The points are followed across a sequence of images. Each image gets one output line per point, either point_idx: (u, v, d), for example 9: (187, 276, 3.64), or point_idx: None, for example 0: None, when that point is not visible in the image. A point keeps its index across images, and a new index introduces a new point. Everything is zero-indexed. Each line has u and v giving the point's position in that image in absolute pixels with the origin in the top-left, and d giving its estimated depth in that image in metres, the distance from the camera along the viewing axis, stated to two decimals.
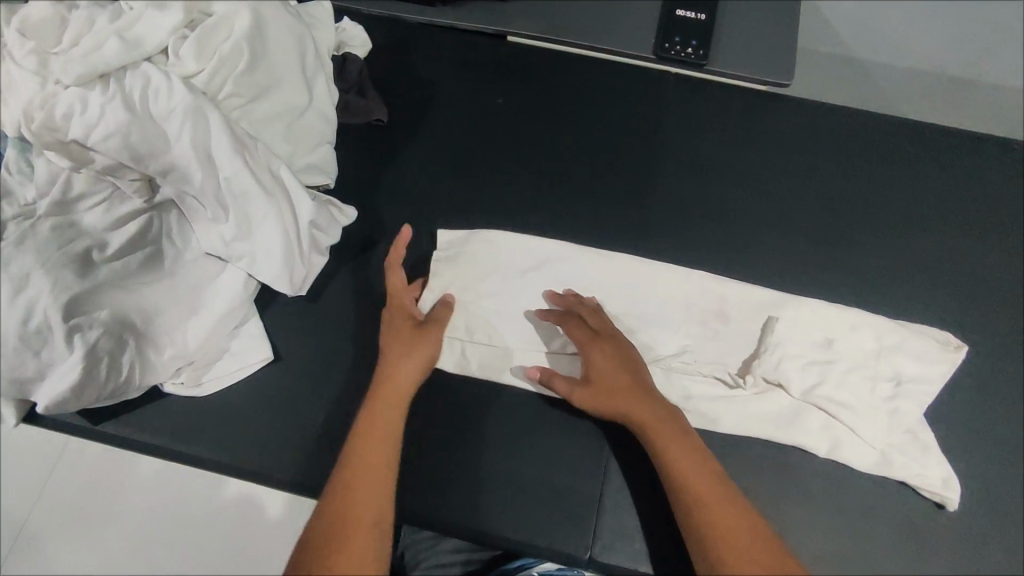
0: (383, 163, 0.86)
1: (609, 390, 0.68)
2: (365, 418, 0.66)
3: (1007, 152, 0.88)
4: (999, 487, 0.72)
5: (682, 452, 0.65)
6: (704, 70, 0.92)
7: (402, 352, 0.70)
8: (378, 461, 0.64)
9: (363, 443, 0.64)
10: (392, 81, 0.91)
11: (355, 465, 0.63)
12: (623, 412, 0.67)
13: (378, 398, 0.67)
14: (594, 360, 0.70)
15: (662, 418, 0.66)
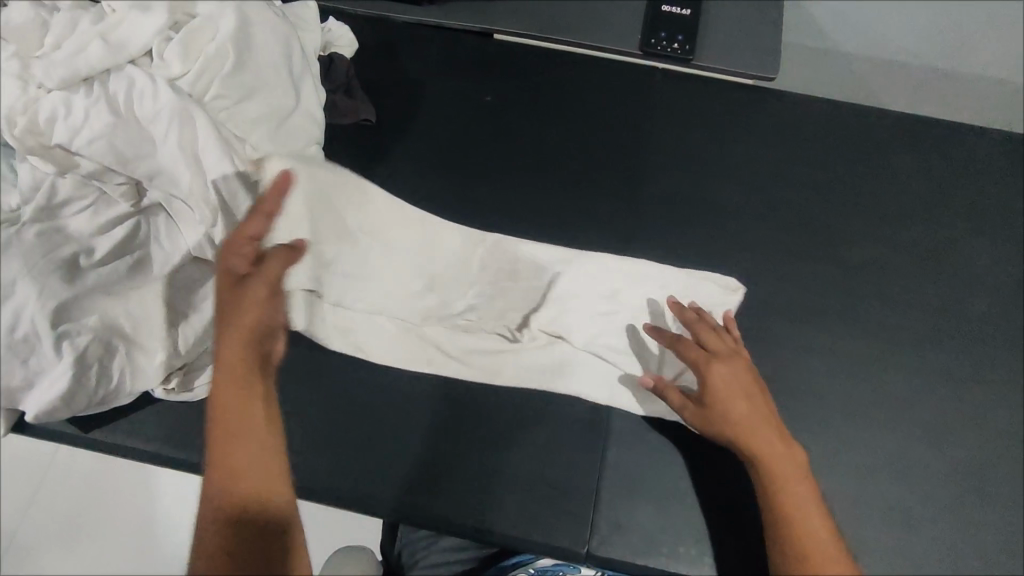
0: (372, 164, 0.85)
1: (728, 413, 0.67)
2: (213, 399, 0.61)
3: (990, 141, 0.89)
4: (994, 468, 0.73)
5: (793, 483, 0.64)
6: (690, 65, 0.92)
7: (234, 324, 0.61)
8: (241, 445, 0.61)
9: (220, 428, 0.61)
10: (379, 81, 0.90)
11: (220, 451, 0.60)
12: (731, 429, 0.66)
13: (224, 377, 0.61)
14: (715, 381, 0.68)
15: (778, 448, 0.65)
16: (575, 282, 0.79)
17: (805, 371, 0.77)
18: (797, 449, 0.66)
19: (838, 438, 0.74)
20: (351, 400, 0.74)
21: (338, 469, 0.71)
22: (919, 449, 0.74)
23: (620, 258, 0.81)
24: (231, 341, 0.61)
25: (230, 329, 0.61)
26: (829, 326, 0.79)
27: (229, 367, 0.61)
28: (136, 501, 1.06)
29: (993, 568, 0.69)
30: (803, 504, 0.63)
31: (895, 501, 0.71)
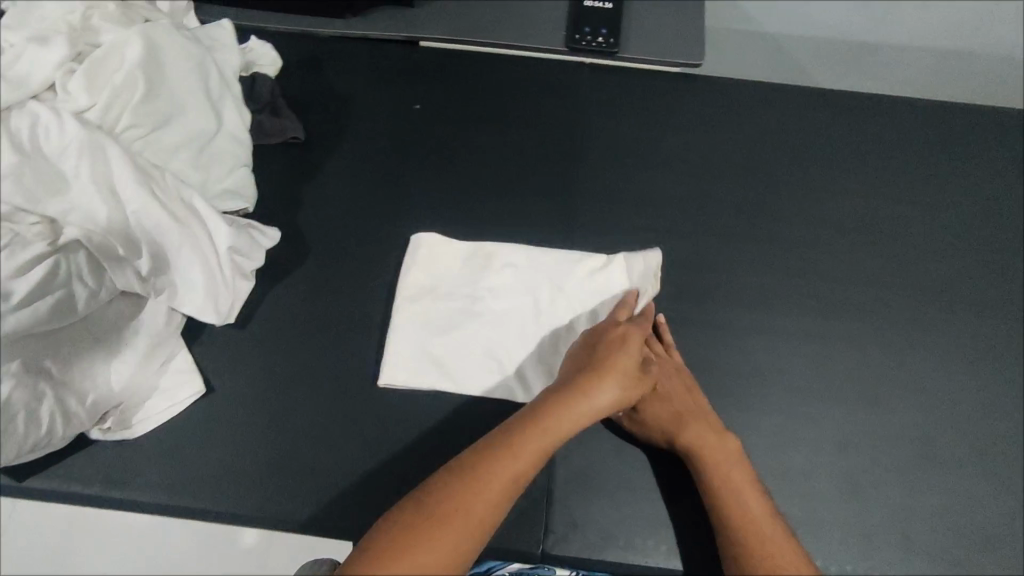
0: (304, 182, 0.85)
1: (655, 412, 0.69)
2: (536, 416, 0.63)
3: (911, 111, 0.92)
4: (935, 430, 0.75)
5: (730, 471, 0.65)
6: (616, 57, 0.92)
7: (618, 377, 0.67)
8: (516, 463, 0.60)
9: (514, 441, 0.61)
10: (306, 98, 0.90)
11: (485, 456, 0.60)
12: (671, 432, 0.68)
13: (561, 408, 0.64)
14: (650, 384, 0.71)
15: (710, 440, 0.67)
16: (519, 280, 0.79)
17: (748, 352, 0.77)
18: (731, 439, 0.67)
19: (785, 414, 0.75)
20: (297, 422, 0.73)
21: (287, 493, 0.71)
22: (863, 419, 0.75)
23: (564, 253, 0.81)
24: (605, 391, 0.66)
25: (612, 378, 0.67)
26: (768, 305, 0.80)
27: (564, 396, 0.65)
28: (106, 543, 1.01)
29: (944, 529, 0.71)
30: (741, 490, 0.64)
31: (842, 471, 0.72)
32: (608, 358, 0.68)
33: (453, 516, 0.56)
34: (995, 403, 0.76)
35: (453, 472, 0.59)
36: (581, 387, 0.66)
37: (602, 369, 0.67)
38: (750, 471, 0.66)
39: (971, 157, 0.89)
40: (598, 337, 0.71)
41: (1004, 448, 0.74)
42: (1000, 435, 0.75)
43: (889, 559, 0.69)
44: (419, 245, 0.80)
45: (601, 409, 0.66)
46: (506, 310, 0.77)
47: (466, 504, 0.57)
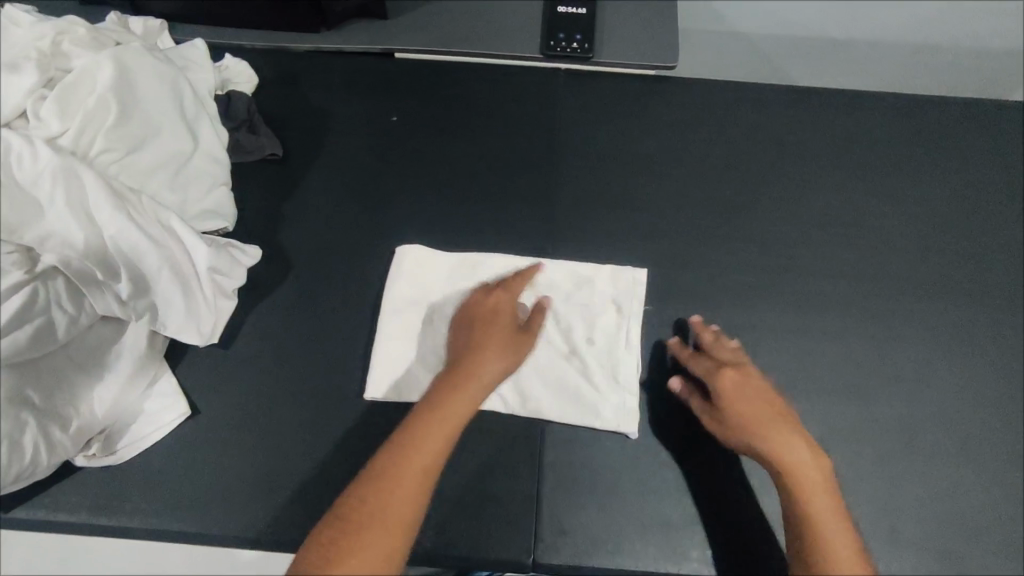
0: (284, 198, 0.85)
1: (741, 419, 0.68)
2: (426, 405, 0.65)
3: (884, 106, 0.92)
4: (919, 421, 0.75)
5: (812, 484, 0.65)
6: (591, 62, 0.93)
7: (499, 347, 0.70)
8: (418, 458, 0.62)
9: (412, 438, 0.63)
10: (282, 114, 0.90)
11: (386, 460, 0.62)
12: (755, 441, 0.67)
13: (454, 395, 0.66)
14: (729, 391, 0.70)
15: (789, 450, 0.66)
16: None
17: None
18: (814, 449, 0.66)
19: None
20: (285, 441, 0.73)
21: (277, 512, 0.71)
22: (847, 414, 0.75)
23: (546, 259, 0.81)
24: (492, 365, 0.68)
25: (490, 350, 0.69)
26: (749, 304, 0.80)
27: (453, 384, 0.66)
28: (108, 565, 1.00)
29: (933, 519, 0.71)
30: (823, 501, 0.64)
31: (829, 467, 0.73)
32: (489, 333, 0.70)
33: (372, 512, 0.59)
34: (976, 392, 0.77)
35: (365, 476, 0.61)
36: (466, 362, 0.68)
37: (481, 345, 0.69)
38: (829, 480, 0.65)
39: (945, 149, 0.90)
40: (472, 315, 0.73)
41: (986, 436, 0.75)
42: (983, 424, 0.76)
43: (878, 552, 0.70)
44: (401, 259, 0.81)
45: (492, 381, 0.68)
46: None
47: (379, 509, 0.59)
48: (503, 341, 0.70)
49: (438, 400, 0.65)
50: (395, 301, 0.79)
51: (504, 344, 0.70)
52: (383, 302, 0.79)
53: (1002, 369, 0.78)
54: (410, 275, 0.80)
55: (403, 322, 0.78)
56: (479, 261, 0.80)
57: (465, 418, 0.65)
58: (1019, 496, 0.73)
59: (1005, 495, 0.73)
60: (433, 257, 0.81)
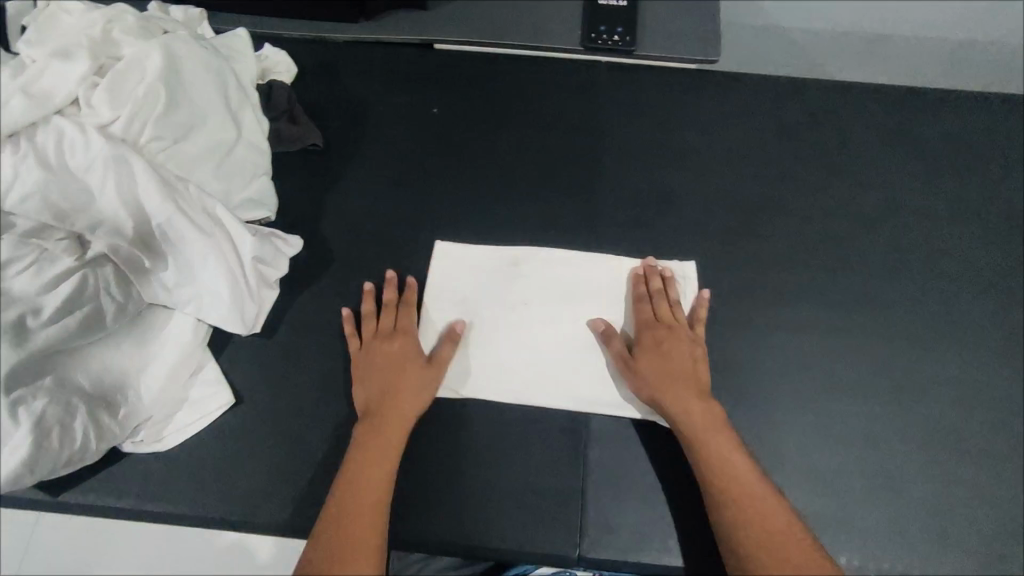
0: (324, 188, 0.85)
1: (655, 369, 0.70)
2: (356, 448, 0.67)
3: (933, 102, 0.90)
4: (968, 424, 0.74)
5: (707, 438, 0.67)
6: (633, 55, 0.92)
7: (407, 384, 0.70)
8: (369, 497, 0.65)
9: (356, 483, 0.65)
10: (322, 104, 0.90)
11: (335, 510, 0.64)
12: (658, 390, 0.69)
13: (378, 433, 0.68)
14: (648, 343, 0.72)
15: (687, 404, 0.68)
16: (547, 283, 0.79)
17: (775, 350, 0.77)
18: (712, 417, 0.68)
19: (815, 412, 0.74)
20: (327, 431, 0.74)
21: (320, 502, 0.71)
22: (894, 415, 0.74)
23: (589, 254, 0.81)
24: (406, 396, 0.70)
25: (405, 385, 0.70)
26: (793, 302, 0.79)
27: (375, 424, 0.68)
28: (146, 542, 1.04)
29: (979, 522, 0.70)
30: (728, 462, 0.65)
31: (874, 468, 0.72)
32: (379, 378, 0.71)
33: (346, 553, 0.61)
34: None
35: (324, 523, 0.63)
36: (382, 397, 0.70)
37: (394, 390, 0.70)
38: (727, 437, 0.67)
39: (996, 148, 0.88)
40: (364, 356, 0.73)
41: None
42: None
43: (925, 555, 0.69)
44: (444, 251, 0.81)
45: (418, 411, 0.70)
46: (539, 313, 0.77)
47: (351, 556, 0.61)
48: (410, 372, 0.71)
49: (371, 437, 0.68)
50: (438, 293, 0.79)
51: (414, 375, 0.71)
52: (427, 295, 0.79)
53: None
54: (455, 268, 0.80)
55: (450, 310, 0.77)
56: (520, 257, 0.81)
57: (399, 449, 0.68)
58: None
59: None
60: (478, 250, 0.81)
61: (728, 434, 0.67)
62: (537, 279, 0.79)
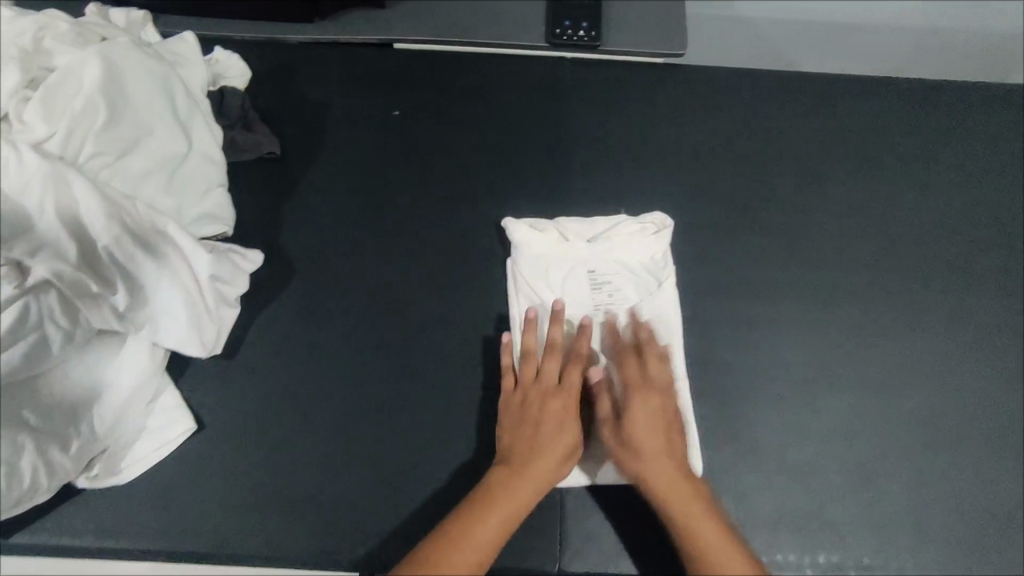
0: (284, 198, 0.82)
1: (647, 448, 0.65)
2: (475, 500, 0.63)
3: (897, 91, 0.90)
4: (944, 415, 0.75)
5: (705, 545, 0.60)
6: (599, 50, 0.89)
7: (558, 444, 0.65)
8: (472, 555, 0.59)
9: (474, 521, 0.61)
10: (279, 110, 0.87)
11: (434, 553, 0.58)
12: (654, 471, 0.64)
13: (531, 470, 0.64)
14: (636, 409, 0.67)
15: (681, 504, 0.62)
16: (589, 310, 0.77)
17: (751, 350, 0.76)
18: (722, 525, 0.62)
19: (791, 410, 0.74)
20: (298, 454, 0.71)
21: (293, 528, 0.68)
22: (870, 410, 0.74)
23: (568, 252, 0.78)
24: (546, 455, 0.65)
25: (555, 443, 0.65)
26: (766, 297, 0.79)
27: (514, 470, 0.64)
28: None
29: (959, 514, 0.71)
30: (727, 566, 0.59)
31: (856, 464, 0.72)
32: (529, 428, 0.67)
33: None
34: (1000, 384, 0.76)
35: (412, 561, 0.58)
36: (524, 452, 0.65)
37: (539, 447, 0.65)
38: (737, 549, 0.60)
39: (962, 137, 0.88)
40: (525, 389, 0.70)
41: (1012, 429, 0.75)
42: (1007, 415, 0.75)
43: (907, 548, 0.70)
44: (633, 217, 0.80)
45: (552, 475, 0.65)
46: (585, 305, 0.77)
47: None
48: (564, 431, 0.66)
49: (498, 490, 0.63)
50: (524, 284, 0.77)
51: (569, 437, 0.66)
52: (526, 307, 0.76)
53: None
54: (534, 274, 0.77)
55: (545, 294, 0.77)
56: (621, 232, 0.78)
57: (519, 517, 0.62)
58: None
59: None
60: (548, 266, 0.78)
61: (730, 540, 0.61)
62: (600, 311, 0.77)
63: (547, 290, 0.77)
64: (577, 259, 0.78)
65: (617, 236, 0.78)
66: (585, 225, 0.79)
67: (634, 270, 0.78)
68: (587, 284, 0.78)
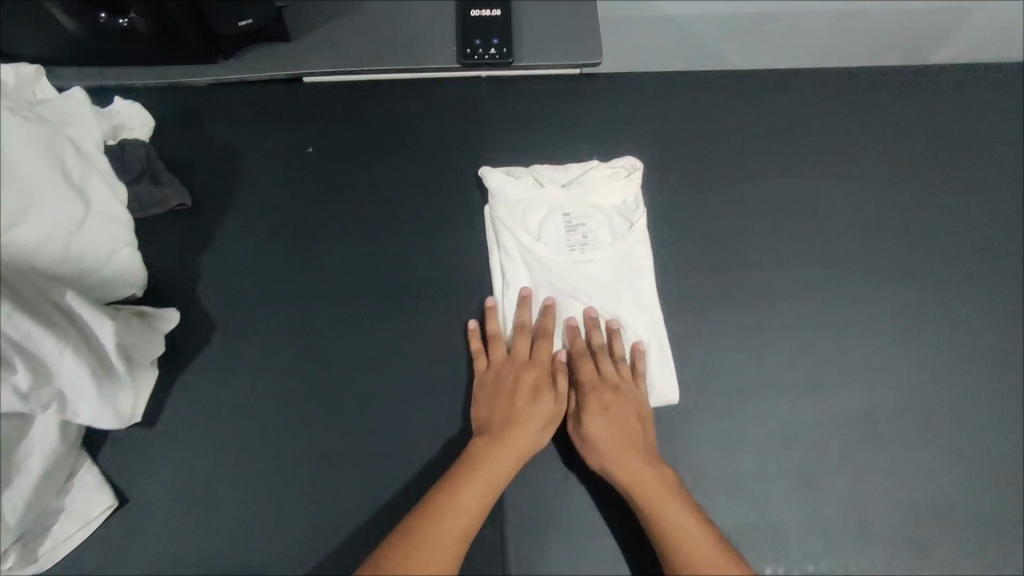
0: (199, 249, 0.80)
1: (606, 430, 0.69)
2: (457, 468, 0.66)
3: (815, 82, 0.90)
4: (880, 407, 0.75)
5: (669, 509, 0.64)
6: (513, 67, 0.87)
7: (531, 413, 0.69)
8: (457, 517, 0.62)
9: (458, 488, 0.64)
10: (187, 158, 0.84)
11: (418, 519, 0.61)
12: (617, 451, 0.68)
13: (507, 437, 0.68)
14: (594, 398, 0.71)
15: (645, 475, 0.66)
16: (564, 246, 0.79)
17: (685, 362, 0.76)
18: (668, 474, 0.67)
19: (728, 419, 0.73)
20: (230, 517, 0.70)
21: None
22: (809, 411, 0.74)
23: (539, 196, 0.81)
24: (521, 423, 0.69)
25: (528, 411, 0.70)
26: (696, 306, 0.78)
27: (491, 438, 0.68)
28: None
29: (898, 508, 0.71)
30: (686, 527, 0.63)
31: (797, 467, 0.72)
32: (501, 402, 0.71)
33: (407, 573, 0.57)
34: (933, 372, 0.76)
35: (400, 531, 0.61)
36: (499, 423, 0.69)
37: (512, 416, 0.69)
38: (695, 510, 0.64)
39: (882, 124, 0.88)
40: (499, 365, 0.73)
41: (947, 414, 0.75)
42: (944, 402, 0.75)
43: (849, 547, 0.70)
44: (604, 163, 0.83)
45: (529, 440, 0.68)
46: (561, 245, 0.79)
47: (430, 547, 0.59)
48: (535, 401, 0.70)
49: (478, 456, 0.66)
50: (502, 223, 0.79)
51: (540, 407, 0.70)
52: (508, 241, 0.79)
53: (957, 345, 0.78)
54: (512, 216, 0.80)
55: (524, 231, 0.79)
56: (593, 177, 0.81)
57: (502, 480, 0.66)
58: (979, 475, 0.73)
59: (969, 475, 0.73)
60: (523, 207, 0.80)
61: (686, 502, 0.65)
62: (577, 250, 0.79)
63: (526, 231, 0.80)
64: (554, 201, 0.81)
65: (592, 180, 0.81)
66: (561, 172, 0.83)
67: (609, 213, 0.81)
68: (563, 228, 0.80)
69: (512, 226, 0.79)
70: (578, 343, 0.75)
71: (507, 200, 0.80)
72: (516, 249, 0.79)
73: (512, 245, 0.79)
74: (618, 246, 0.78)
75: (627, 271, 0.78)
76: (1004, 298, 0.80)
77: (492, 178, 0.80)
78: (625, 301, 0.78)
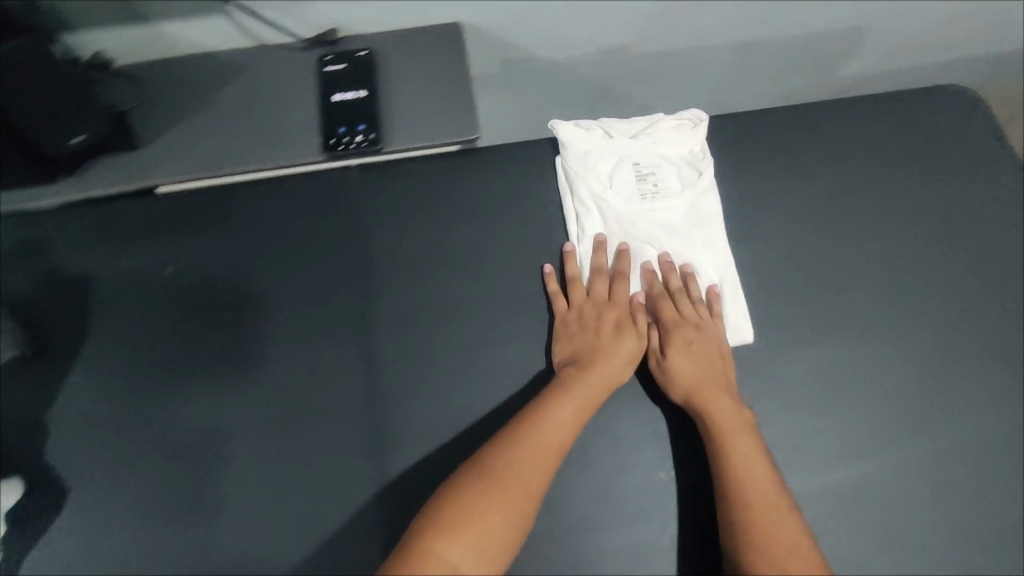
0: (50, 398, 0.73)
1: (688, 367, 0.70)
2: (545, 396, 0.68)
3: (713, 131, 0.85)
4: (796, 491, 0.70)
5: (741, 444, 0.66)
6: (382, 153, 0.80)
7: (615, 349, 0.72)
8: (543, 442, 0.64)
9: (543, 417, 0.66)
10: (35, 294, 0.77)
11: (498, 448, 0.64)
12: (701, 383, 0.69)
13: (593, 369, 0.70)
14: (679, 335, 0.72)
15: (726, 409, 0.68)
16: (631, 196, 0.80)
17: (588, 467, 0.70)
18: (745, 412, 0.68)
19: (635, 528, 0.69)
20: None
21: None
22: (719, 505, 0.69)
23: (601, 151, 0.81)
24: (608, 356, 0.71)
25: (616, 344, 0.72)
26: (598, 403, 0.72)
27: (580, 370, 0.70)
28: None
29: None
30: (751, 459, 0.65)
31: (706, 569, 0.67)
32: (583, 339, 0.72)
33: (493, 487, 0.60)
34: (850, 443, 0.72)
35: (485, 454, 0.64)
36: (587, 356, 0.71)
37: (598, 350, 0.71)
38: (763, 451, 0.66)
39: (787, 169, 0.83)
40: (579, 304, 0.75)
41: (865, 489, 0.70)
42: (863, 476, 0.71)
43: None
44: (670, 116, 0.84)
45: (616, 372, 0.71)
46: (633, 194, 0.80)
47: (515, 469, 0.62)
48: (618, 339, 0.72)
49: (567, 385, 0.68)
50: (575, 176, 0.80)
51: (624, 345, 0.72)
52: (582, 190, 0.79)
53: (875, 409, 0.73)
54: (579, 170, 0.80)
55: (597, 181, 0.80)
56: (661, 128, 0.83)
57: (587, 410, 0.68)
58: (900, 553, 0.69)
59: (890, 554, 0.68)
60: (592, 158, 0.81)
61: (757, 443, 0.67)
62: (647, 199, 0.80)
63: (598, 179, 0.80)
64: (622, 152, 0.82)
65: (658, 131, 0.82)
66: (628, 125, 0.84)
67: (677, 162, 0.81)
68: (633, 175, 0.81)
69: (581, 179, 0.79)
70: (655, 286, 0.76)
71: (576, 153, 0.81)
72: (589, 197, 0.79)
73: (581, 198, 0.79)
74: (689, 194, 0.79)
75: (701, 216, 0.79)
76: (929, 352, 0.75)
77: (561, 132, 0.81)
78: (699, 244, 0.79)
